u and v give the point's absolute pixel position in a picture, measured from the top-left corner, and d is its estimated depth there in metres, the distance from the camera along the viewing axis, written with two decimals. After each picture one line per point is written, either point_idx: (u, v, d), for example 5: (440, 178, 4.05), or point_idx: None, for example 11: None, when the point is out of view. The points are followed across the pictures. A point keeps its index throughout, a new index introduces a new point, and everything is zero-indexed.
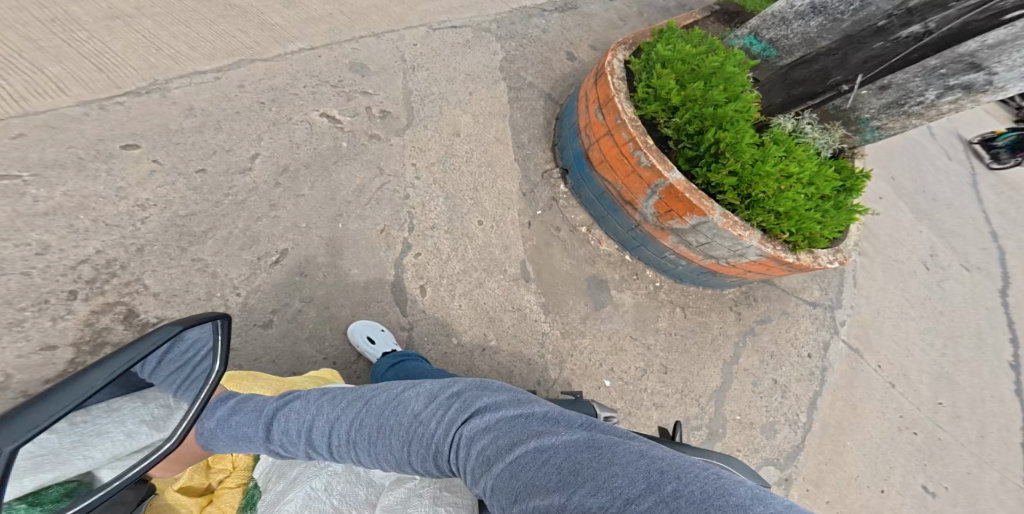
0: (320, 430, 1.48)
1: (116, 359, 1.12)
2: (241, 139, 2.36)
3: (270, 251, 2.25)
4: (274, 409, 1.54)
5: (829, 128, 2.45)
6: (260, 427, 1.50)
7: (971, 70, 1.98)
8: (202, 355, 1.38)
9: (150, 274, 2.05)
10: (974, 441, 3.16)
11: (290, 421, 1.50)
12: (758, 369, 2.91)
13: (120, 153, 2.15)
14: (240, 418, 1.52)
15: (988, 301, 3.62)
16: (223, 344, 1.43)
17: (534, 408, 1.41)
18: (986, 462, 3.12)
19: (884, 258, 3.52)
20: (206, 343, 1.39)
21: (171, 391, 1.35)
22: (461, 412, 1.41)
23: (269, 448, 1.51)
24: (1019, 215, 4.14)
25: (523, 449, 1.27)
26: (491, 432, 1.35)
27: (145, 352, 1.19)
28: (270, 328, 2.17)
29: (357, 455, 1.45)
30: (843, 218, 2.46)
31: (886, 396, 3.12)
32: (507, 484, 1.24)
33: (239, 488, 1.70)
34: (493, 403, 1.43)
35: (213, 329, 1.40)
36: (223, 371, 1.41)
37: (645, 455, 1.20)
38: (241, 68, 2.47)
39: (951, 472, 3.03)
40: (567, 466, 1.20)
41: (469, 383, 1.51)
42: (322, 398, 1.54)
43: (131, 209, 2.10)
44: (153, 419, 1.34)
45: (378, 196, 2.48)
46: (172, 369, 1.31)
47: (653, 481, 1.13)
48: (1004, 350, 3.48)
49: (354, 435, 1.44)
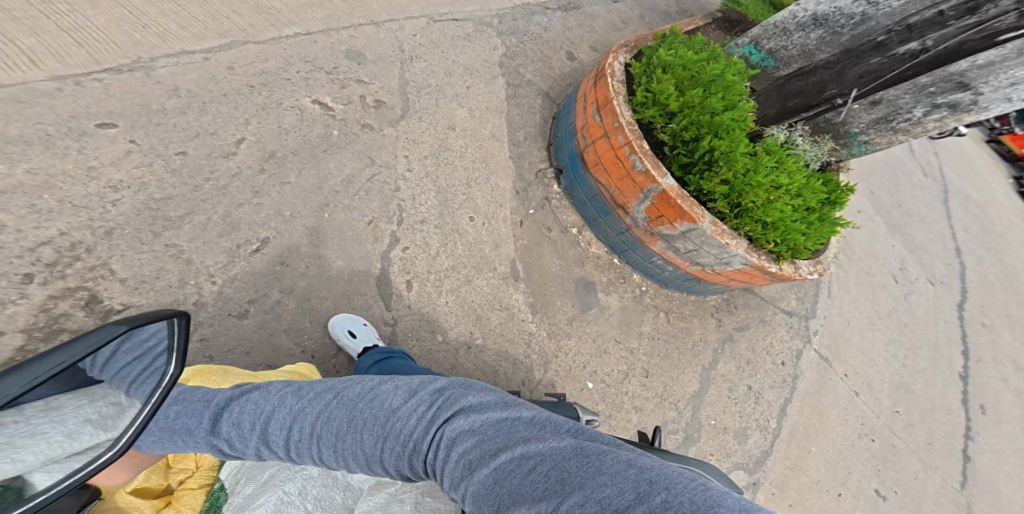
0: (279, 422, 1.30)
1: (47, 362, 0.87)
2: (228, 123, 2.24)
3: (251, 239, 2.15)
4: (227, 398, 1.35)
5: (819, 141, 2.51)
6: (206, 417, 1.32)
7: (959, 89, 2.05)
8: (155, 352, 1.14)
9: (117, 259, 1.93)
10: (923, 447, 3.29)
11: (245, 412, 1.32)
12: (734, 376, 2.97)
13: (94, 131, 2.02)
14: (182, 409, 1.32)
15: (947, 315, 3.78)
16: (179, 344, 1.19)
17: (523, 412, 1.26)
18: (932, 467, 3.26)
19: (856, 270, 3.64)
20: (160, 342, 1.15)
21: (122, 388, 1.12)
22: (441, 409, 1.26)
23: (212, 443, 1.31)
24: (981, 232, 4.32)
25: (508, 454, 1.13)
26: (475, 435, 1.19)
27: (83, 355, 0.95)
28: (245, 319, 2.07)
29: (320, 452, 1.27)
30: (826, 230, 2.52)
31: (850, 404, 3.22)
32: (490, 492, 1.09)
33: (202, 490, 1.52)
34: (480, 403, 1.28)
35: (168, 328, 1.15)
36: (180, 376, 1.18)
37: (633, 464, 1.09)
38: (232, 50, 2.34)
39: (901, 477, 3.15)
40: (554, 474, 1.08)
41: (453, 381, 1.35)
42: (285, 389, 1.37)
43: (102, 190, 1.97)
44: (100, 418, 1.11)
45: (368, 188, 2.41)
46: (127, 360, 1.09)
47: (642, 492, 1.02)
48: (957, 362, 3.65)
49: (320, 427, 1.28)
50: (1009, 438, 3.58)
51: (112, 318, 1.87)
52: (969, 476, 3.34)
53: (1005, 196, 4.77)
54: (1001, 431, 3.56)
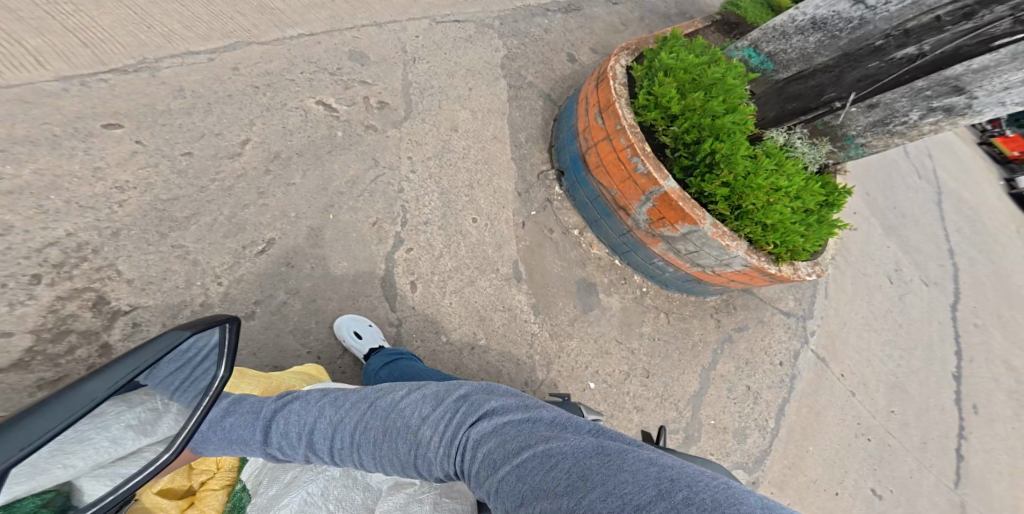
0: (322, 433, 1.33)
1: (117, 369, 1.01)
2: (232, 123, 2.24)
3: (256, 240, 2.15)
4: (274, 410, 1.37)
5: (817, 143, 2.54)
6: (258, 429, 1.34)
7: (954, 93, 2.09)
8: (206, 357, 1.20)
9: (124, 260, 1.93)
10: (918, 446, 3.33)
11: (290, 423, 1.34)
12: (733, 376, 2.99)
13: (100, 132, 2.01)
14: (235, 420, 1.34)
15: (941, 316, 3.83)
16: (230, 350, 1.25)
17: (543, 413, 1.30)
18: (926, 467, 3.30)
19: (853, 271, 3.67)
20: (211, 346, 1.22)
21: (166, 394, 1.15)
22: (469, 415, 1.29)
23: (267, 452, 1.35)
24: (973, 234, 4.37)
25: (530, 452, 1.16)
26: (498, 435, 1.24)
27: (148, 361, 1.07)
28: (252, 320, 2.07)
29: (360, 460, 1.31)
30: (824, 232, 2.55)
31: (847, 404, 3.26)
32: (513, 488, 1.13)
33: (224, 490, 1.54)
34: (503, 406, 1.32)
35: (221, 332, 1.23)
36: (226, 381, 1.24)
37: (654, 462, 1.11)
38: (236, 51, 2.35)
39: (896, 476, 3.19)
40: (575, 471, 1.10)
41: (476, 386, 1.39)
42: (323, 400, 1.39)
43: (109, 191, 1.97)
44: (140, 423, 1.14)
45: (371, 189, 2.41)
46: (170, 370, 1.13)
47: (663, 489, 1.04)
48: (951, 362, 3.69)
49: (358, 437, 1.31)
50: (1001, 437, 3.62)
51: (119, 319, 1.87)
52: (961, 475, 3.38)
53: (996, 197, 4.83)
54: (992, 431, 3.61)
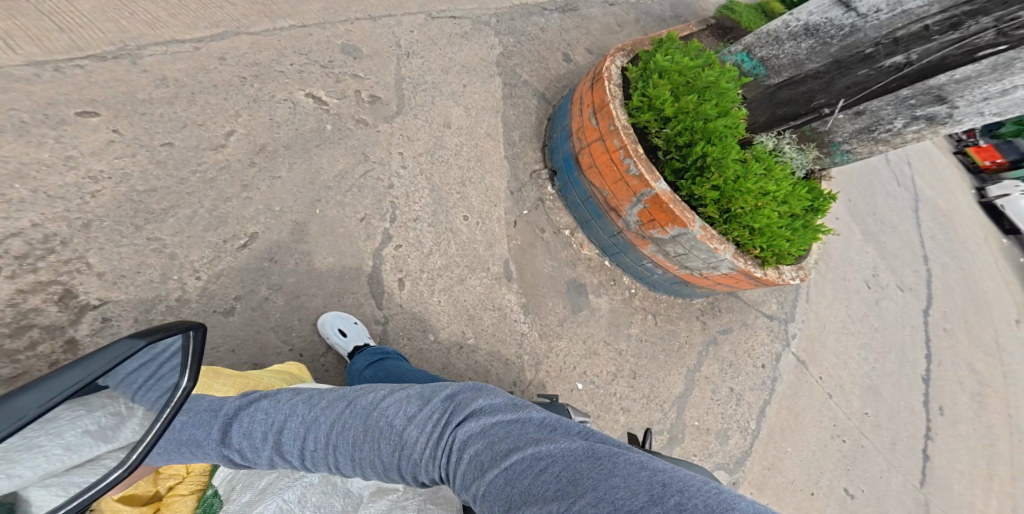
0: (293, 433, 1.27)
1: (59, 381, 0.88)
2: (217, 114, 2.17)
3: (238, 234, 2.08)
4: (236, 408, 1.30)
5: (804, 149, 2.62)
6: (215, 428, 1.26)
7: (936, 102, 2.17)
8: (168, 364, 1.11)
9: (95, 253, 1.84)
10: (888, 447, 3.41)
11: (256, 422, 1.28)
12: (717, 377, 3.03)
13: (73, 119, 1.92)
14: (187, 419, 1.26)
15: (913, 320, 3.94)
16: (193, 360, 1.17)
17: (532, 414, 1.26)
18: (895, 467, 3.38)
19: (833, 276, 3.75)
20: (173, 354, 1.13)
21: (128, 394, 1.05)
22: (454, 414, 1.26)
23: (222, 454, 1.26)
24: (946, 241, 4.51)
25: (520, 455, 1.13)
26: (486, 436, 1.20)
27: (98, 372, 0.95)
28: (231, 316, 2.00)
29: (336, 462, 1.26)
30: (809, 237, 2.59)
31: (824, 406, 3.32)
32: (500, 492, 1.09)
33: (193, 496, 1.43)
34: (490, 405, 1.28)
35: (182, 341, 1.16)
36: (192, 390, 1.14)
37: (645, 467, 1.09)
38: (224, 41, 2.27)
39: (868, 476, 3.27)
40: (566, 475, 1.08)
41: (464, 386, 1.35)
42: (296, 398, 1.34)
43: (81, 181, 1.88)
44: (99, 429, 1.03)
45: (361, 184, 2.36)
46: (130, 372, 1.04)
47: (655, 494, 1.02)
48: (921, 365, 3.80)
49: (335, 438, 1.26)
50: (964, 438, 3.74)
51: (88, 314, 1.79)
52: (927, 475, 3.48)
53: (968, 206, 5.01)
54: (957, 432, 3.72)
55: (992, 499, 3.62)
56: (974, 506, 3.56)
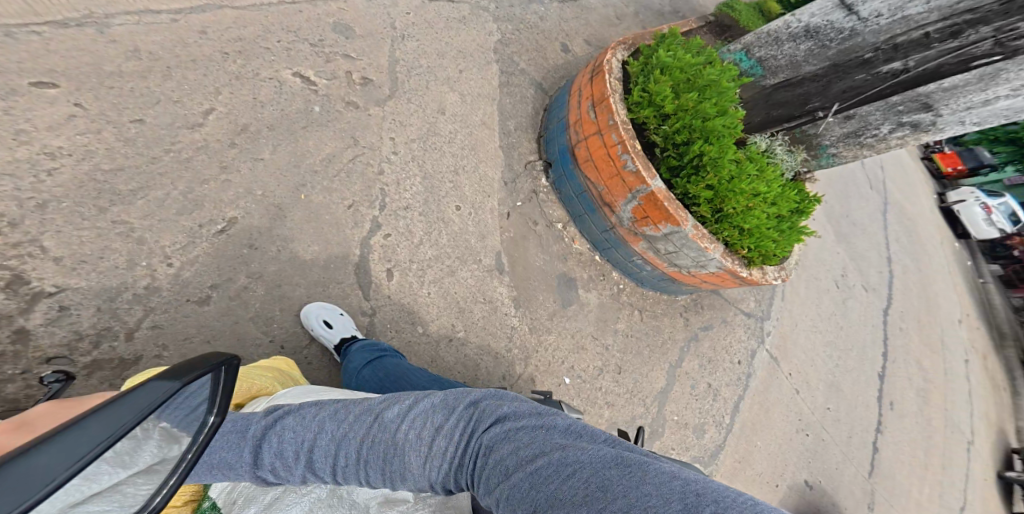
0: (324, 450, 1.20)
1: (89, 433, 0.75)
2: (195, 91, 2.02)
3: (215, 219, 1.96)
4: (264, 428, 1.21)
5: (794, 151, 2.70)
6: (246, 449, 1.18)
7: (923, 110, 2.24)
8: (198, 399, 1.00)
9: (51, 236, 1.70)
10: (845, 440, 3.55)
11: (285, 441, 1.20)
12: (697, 373, 3.06)
13: (28, 90, 1.75)
14: (215, 442, 1.17)
15: (875, 320, 4.10)
16: (222, 395, 1.06)
17: (558, 420, 1.20)
18: (850, 458, 3.53)
19: (807, 275, 3.84)
20: (203, 391, 1.01)
21: (155, 420, 0.89)
22: (483, 421, 1.20)
23: (256, 475, 1.19)
24: (909, 244, 4.71)
25: (546, 459, 1.08)
26: (511, 441, 1.14)
27: (132, 423, 0.82)
28: (207, 305, 1.89)
29: (367, 477, 1.19)
30: (794, 239, 2.64)
31: (792, 401, 3.42)
32: (526, 496, 1.06)
33: (186, 508, 1.26)
34: (516, 411, 1.22)
35: (211, 380, 1.04)
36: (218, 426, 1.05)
37: (677, 475, 1.05)
38: (205, 13, 2.12)
39: (826, 468, 3.40)
40: (595, 481, 1.04)
41: (487, 392, 1.30)
42: (321, 413, 1.25)
43: (35, 157, 1.72)
44: (117, 454, 0.84)
45: (349, 169, 2.25)
46: (170, 405, 0.92)
47: (688, 503, 0.99)
48: (878, 362, 3.97)
49: (365, 453, 1.18)
50: (909, 432, 3.93)
51: (42, 302, 1.66)
52: (876, 466, 3.64)
53: (930, 211, 5.23)
54: (903, 426, 3.91)
55: (925, 487, 3.84)
56: (913, 494, 3.76)
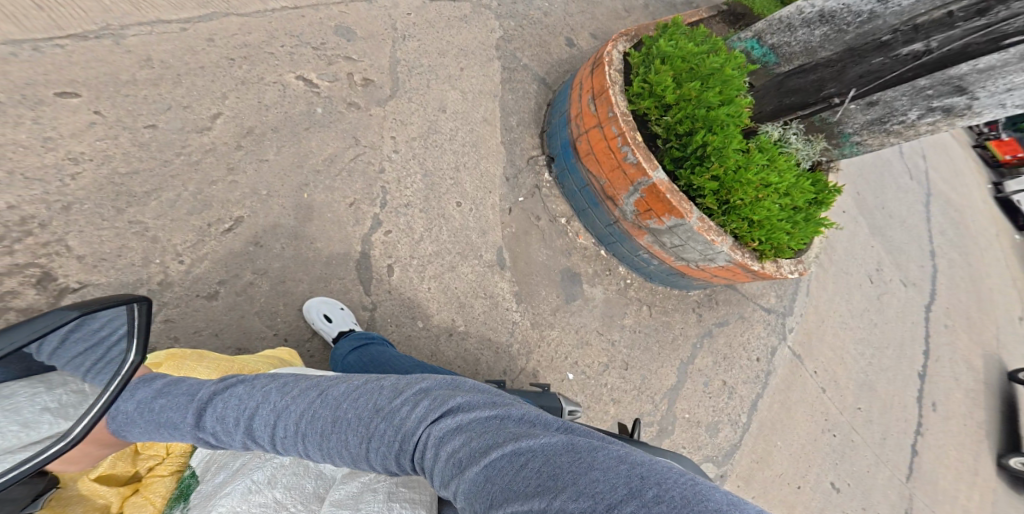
0: (263, 419, 1.27)
1: None
2: (203, 96, 2.14)
3: (223, 218, 2.07)
4: (211, 393, 1.32)
5: (811, 140, 2.57)
6: (190, 411, 1.29)
7: (955, 93, 2.08)
8: (115, 337, 1.16)
9: (75, 235, 1.85)
10: (877, 442, 3.39)
11: (228, 407, 1.30)
12: (710, 370, 2.99)
13: (53, 100, 1.91)
14: (165, 402, 1.30)
15: (915, 316, 3.86)
16: (142, 331, 1.22)
17: (513, 410, 1.23)
18: (883, 461, 3.36)
19: (835, 270, 3.66)
20: (118, 328, 1.17)
21: (79, 375, 1.13)
22: (432, 409, 1.23)
23: (198, 436, 1.29)
24: (956, 236, 4.42)
25: (499, 451, 1.11)
26: (463, 433, 1.17)
27: (23, 342, 0.96)
28: (215, 300, 2.01)
29: (306, 449, 1.25)
30: (810, 231, 2.51)
31: (817, 401, 3.28)
32: (481, 489, 1.07)
33: (172, 477, 1.49)
34: (469, 401, 1.25)
35: (129, 314, 1.19)
36: (140, 365, 1.21)
37: (624, 460, 1.06)
38: (213, 21, 2.24)
39: (855, 471, 3.24)
40: (546, 470, 1.05)
41: (441, 381, 1.33)
42: (271, 385, 1.34)
43: (61, 162, 1.87)
44: (60, 406, 1.12)
45: (350, 167, 2.33)
46: (79, 349, 1.09)
47: (633, 487, 1.00)
48: (918, 361, 3.74)
49: (304, 426, 1.25)
50: (954, 434, 3.70)
51: (67, 297, 1.80)
52: (914, 470, 3.44)
53: (981, 200, 4.88)
54: (947, 427, 3.68)
55: (975, 493, 3.61)
56: (956, 499, 3.54)
